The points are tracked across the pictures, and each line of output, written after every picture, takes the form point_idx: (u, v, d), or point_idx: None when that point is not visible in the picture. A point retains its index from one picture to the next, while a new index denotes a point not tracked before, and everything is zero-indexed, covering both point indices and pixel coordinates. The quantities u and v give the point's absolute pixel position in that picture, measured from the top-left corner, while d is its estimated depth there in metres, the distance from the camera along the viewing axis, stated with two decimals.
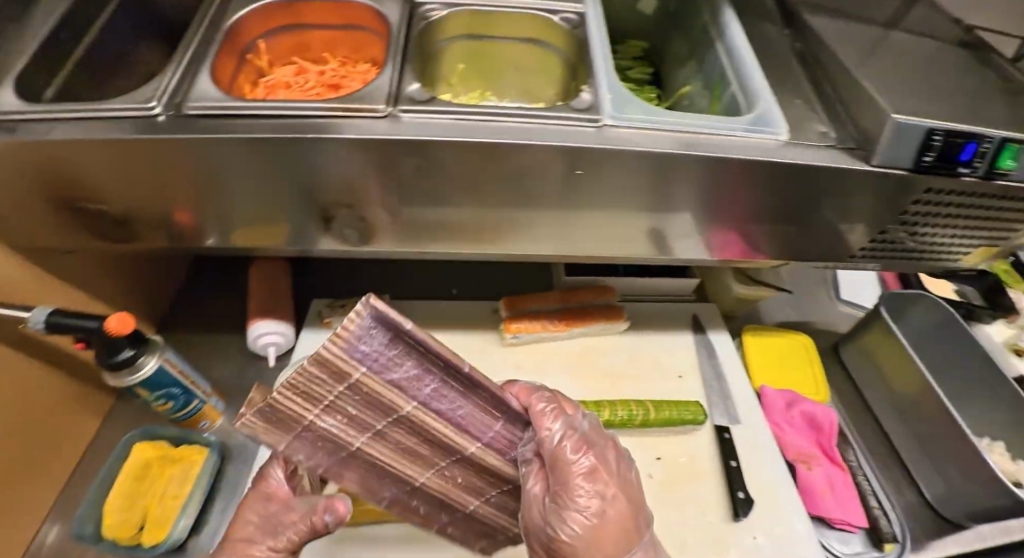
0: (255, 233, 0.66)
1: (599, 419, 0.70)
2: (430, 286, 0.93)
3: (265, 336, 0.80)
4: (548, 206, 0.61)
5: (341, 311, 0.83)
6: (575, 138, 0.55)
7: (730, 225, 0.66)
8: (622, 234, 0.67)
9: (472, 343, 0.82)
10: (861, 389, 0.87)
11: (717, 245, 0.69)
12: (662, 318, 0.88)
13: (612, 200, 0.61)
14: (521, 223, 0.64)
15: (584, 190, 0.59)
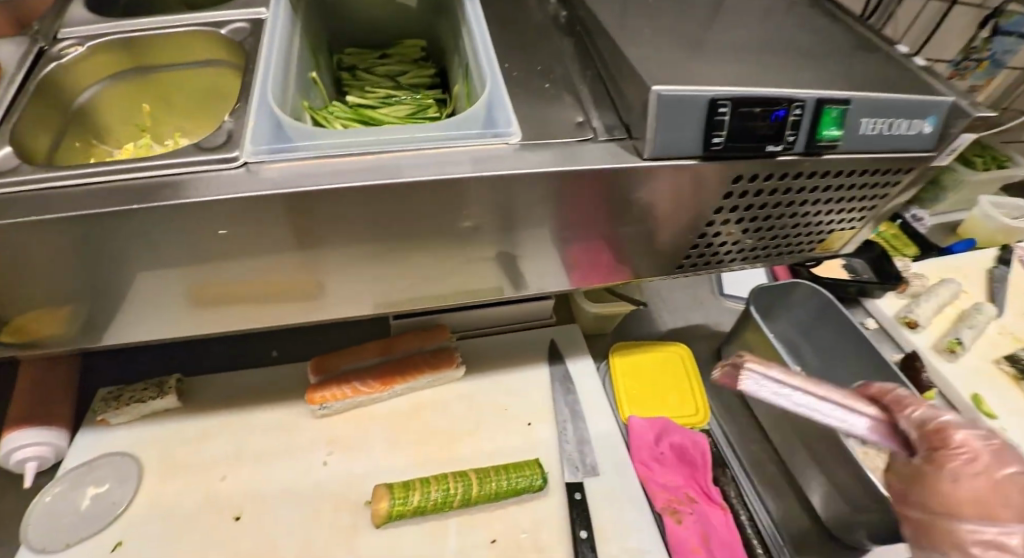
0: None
1: (410, 507, 0.58)
2: (241, 350, 0.78)
3: (22, 451, 0.64)
4: (272, 266, 0.49)
5: (116, 405, 0.68)
6: (236, 185, 0.43)
7: (587, 240, 0.53)
8: (416, 273, 0.54)
9: (281, 419, 0.69)
10: (745, 400, 0.75)
11: (584, 266, 0.57)
12: (509, 353, 0.75)
13: (353, 247, 0.49)
14: (259, 287, 0.52)
15: (299, 244, 0.47)
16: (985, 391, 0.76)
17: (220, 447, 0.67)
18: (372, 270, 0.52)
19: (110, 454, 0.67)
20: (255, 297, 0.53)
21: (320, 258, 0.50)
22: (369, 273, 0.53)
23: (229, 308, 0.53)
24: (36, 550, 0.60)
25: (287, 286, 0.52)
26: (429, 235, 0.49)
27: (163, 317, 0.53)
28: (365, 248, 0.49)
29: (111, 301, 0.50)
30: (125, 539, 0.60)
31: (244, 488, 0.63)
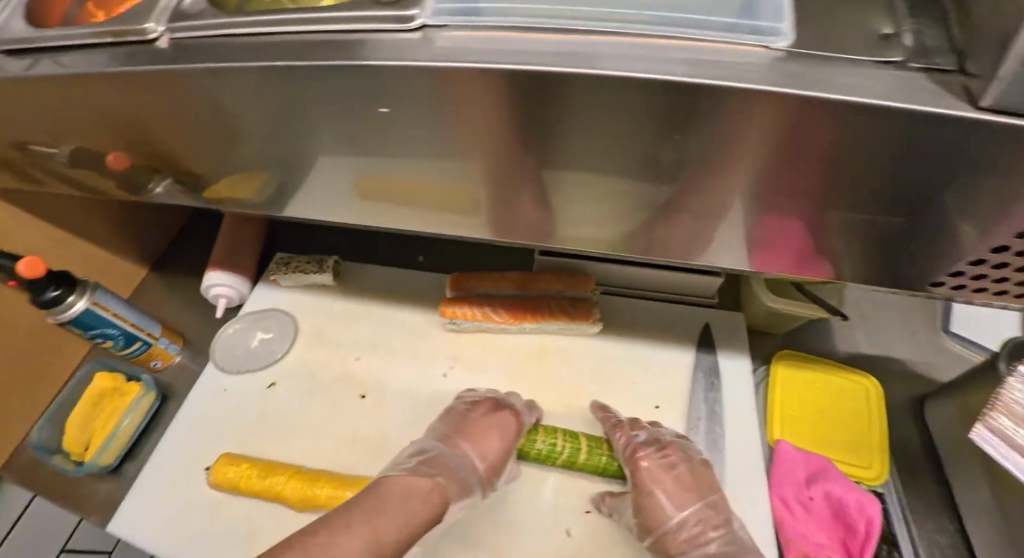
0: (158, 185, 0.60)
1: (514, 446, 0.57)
2: (398, 250, 0.82)
3: (217, 286, 0.77)
4: (422, 165, 0.44)
5: (287, 270, 0.76)
6: (405, 51, 0.36)
7: (794, 210, 0.40)
8: (572, 207, 0.46)
9: (416, 322, 0.71)
10: (944, 472, 0.59)
11: (768, 243, 0.44)
12: (655, 325, 0.67)
13: (512, 162, 0.41)
14: (405, 184, 0.47)
15: (455, 142, 0.40)
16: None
17: (360, 332, 0.71)
18: (526, 193, 0.44)
19: (277, 309, 0.76)
20: (400, 193, 0.49)
21: (457, 174, 0.44)
22: (520, 197, 0.45)
23: (389, 208, 0.52)
24: (218, 369, 0.72)
25: (436, 188, 0.47)
26: (595, 170, 0.40)
27: (324, 193, 0.53)
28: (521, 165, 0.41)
29: (286, 174, 0.51)
30: (276, 383, 0.69)
31: (371, 375, 0.67)
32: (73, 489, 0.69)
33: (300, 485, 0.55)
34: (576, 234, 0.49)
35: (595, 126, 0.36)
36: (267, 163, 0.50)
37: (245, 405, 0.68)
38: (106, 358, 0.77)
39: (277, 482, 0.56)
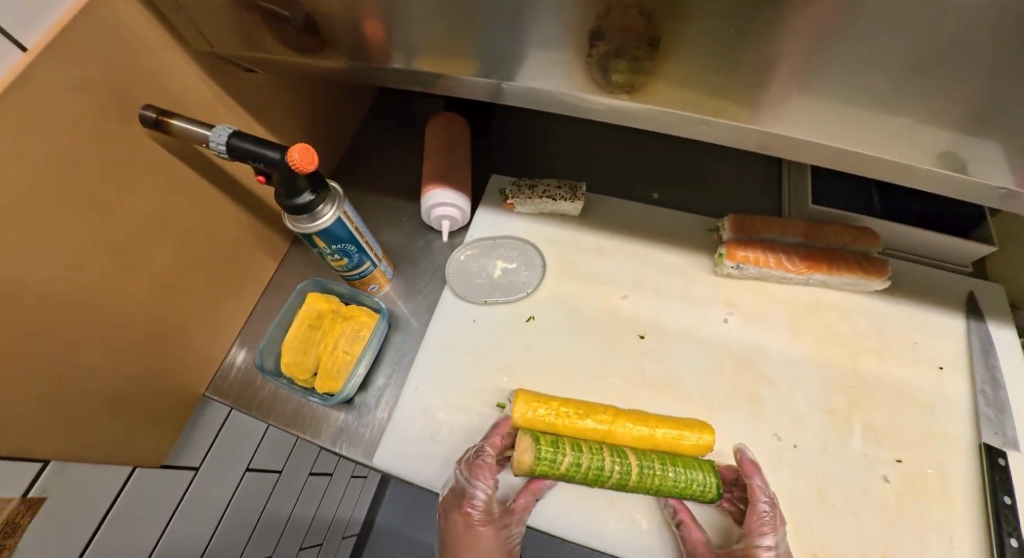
0: (464, 65, 0.51)
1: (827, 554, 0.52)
2: (626, 184, 0.77)
3: (441, 207, 0.70)
4: (858, 66, 0.40)
5: (529, 195, 0.69)
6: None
7: None
8: (952, 140, 0.44)
9: (677, 264, 0.67)
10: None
11: None
12: (922, 289, 0.67)
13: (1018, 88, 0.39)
14: (821, 90, 0.43)
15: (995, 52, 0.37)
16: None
17: (618, 269, 0.67)
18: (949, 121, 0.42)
19: (513, 237, 0.70)
20: (766, 97, 0.45)
21: (829, 56, 0.40)
22: (931, 122, 0.43)
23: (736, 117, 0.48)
24: (460, 297, 0.65)
25: (863, 100, 0.43)
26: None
27: (675, 88, 0.47)
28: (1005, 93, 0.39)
29: (668, 58, 0.44)
30: (537, 315, 0.64)
31: (643, 315, 0.63)
32: (304, 411, 0.63)
33: (653, 429, 0.53)
34: (894, 175, 0.49)
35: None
36: (667, 46, 0.43)
37: (503, 337, 0.63)
38: (316, 277, 0.67)
39: (634, 426, 0.53)
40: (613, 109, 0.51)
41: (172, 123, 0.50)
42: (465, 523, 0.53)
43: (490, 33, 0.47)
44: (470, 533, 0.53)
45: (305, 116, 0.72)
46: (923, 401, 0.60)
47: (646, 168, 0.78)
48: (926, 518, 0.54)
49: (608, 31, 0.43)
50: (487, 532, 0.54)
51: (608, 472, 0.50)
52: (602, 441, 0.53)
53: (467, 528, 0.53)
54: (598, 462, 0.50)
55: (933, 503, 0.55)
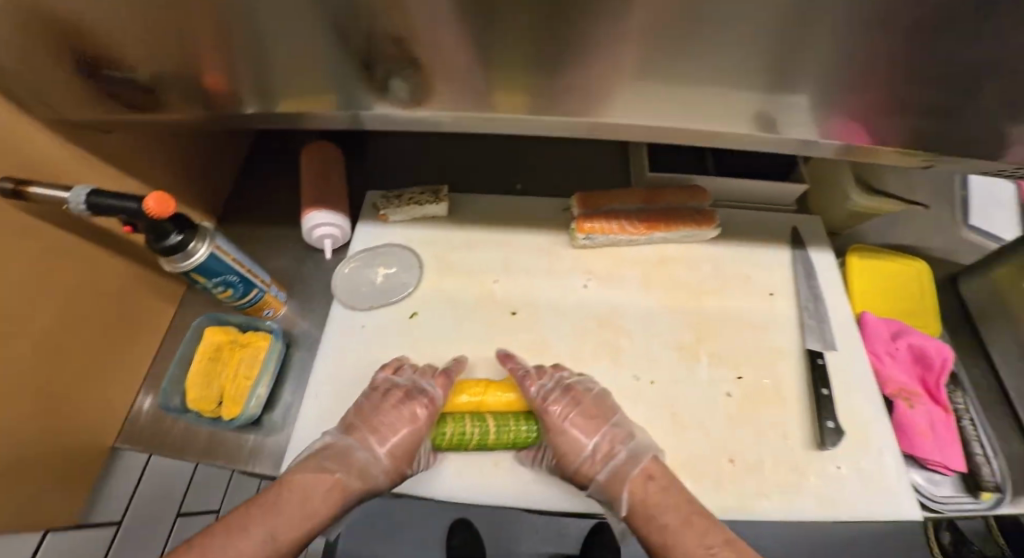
0: (302, 98, 0.57)
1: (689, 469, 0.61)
2: (492, 181, 0.84)
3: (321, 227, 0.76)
4: (618, 59, 0.49)
5: (399, 203, 0.77)
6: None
7: (846, 87, 0.50)
8: (711, 104, 0.53)
9: (541, 244, 0.75)
10: (981, 334, 0.77)
11: (810, 120, 0.55)
12: (753, 230, 0.78)
13: (741, 62, 0.48)
14: (599, 85, 0.51)
15: (712, 38, 0.46)
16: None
17: (489, 257, 0.74)
18: (705, 94, 0.52)
19: (391, 245, 0.76)
20: (561, 91, 0.53)
21: (592, 53, 0.48)
22: (694, 98, 0.52)
23: (544, 110, 0.56)
24: (348, 307, 0.71)
25: (635, 87, 0.51)
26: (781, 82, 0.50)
27: (486, 93, 0.54)
28: (737, 70, 0.48)
29: (470, 71, 0.51)
30: (418, 311, 0.70)
31: (514, 295, 0.71)
32: (216, 441, 0.66)
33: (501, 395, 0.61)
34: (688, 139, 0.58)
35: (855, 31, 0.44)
36: (464, 61, 0.50)
37: (391, 336, 0.69)
38: (211, 311, 0.70)
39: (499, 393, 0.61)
40: (444, 121, 0.58)
41: (31, 191, 0.53)
42: (398, 405, 0.59)
43: (315, 68, 0.53)
44: (397, 421, 0.58)
45: (178, 162, 0.75)
46: (758, 325, 0.71)
47: (509, 164, 0.86)
48: (762, 420, 0.64)
49: (414, 55, 0.50)
50: (408, 432, 0.58)
51: (468, 437, 0.59)
52: (442, 415, 0.60)
53: (399, 416, 0.58)
54: (461, 429, 0.59)
55: (773, 406, 0.65)
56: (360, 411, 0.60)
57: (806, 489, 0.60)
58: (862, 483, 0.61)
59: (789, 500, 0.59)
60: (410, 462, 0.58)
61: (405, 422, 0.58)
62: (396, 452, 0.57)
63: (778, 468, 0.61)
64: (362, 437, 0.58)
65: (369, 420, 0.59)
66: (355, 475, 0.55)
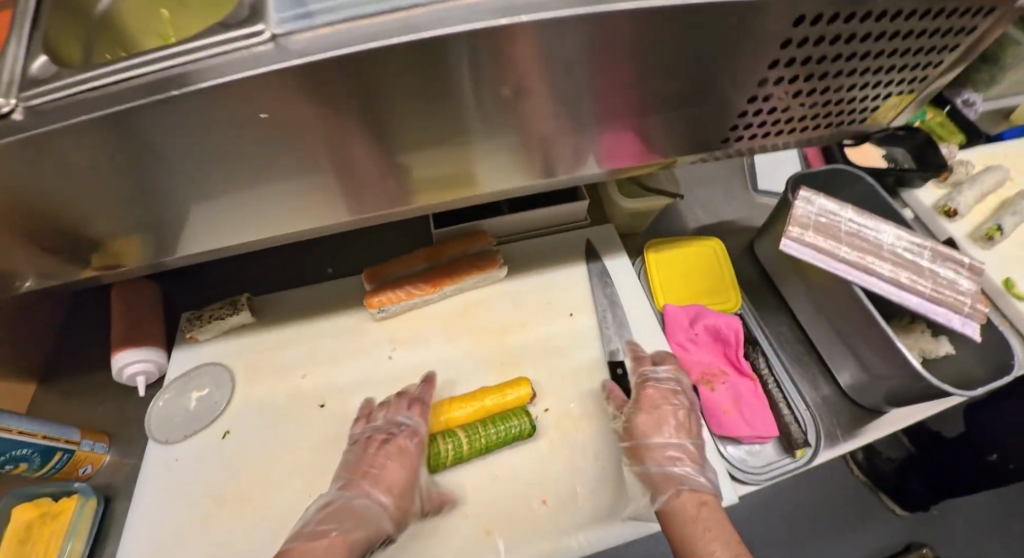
0: (45, 266, 0.59)
1: (510, 518, 0.62)
2: (302, 273, 0.86)
3: (134, 365, 0.75)
4: (294, 161, 0.51)
5: (203, 323, 0.76)
6: (370, 31, 0.43)
7: (516, 133, 0.54)
8: (417, 173, 0.56)
9: (346, 325, 0.77)
10: (782, 293, 0.82)
11: (513, 163, 0.58)
12: (547, 255, 0.80)
13: (422, 137, 0.52)
14: (310, 185, 0.55)
15: (379, 126, 0.49)
16: (1017, 274, 0.78)
17: (298, 352, 0.75)
18: (410, 168, 0.55)
19: (204, 365, 0.76)
20: (267, 197, 0.55)
21: (264, 162, 0.51)
22: (405, 175, 0.56)
23: (261, 215, 0.58)
24: (158, 444, 0.70)
25: (343, 178, 0.55)
26: (471, 144, 0.54)
27: (198, 214, 0.56)
28: (423, 144, 0.53)
29: (166, 198, 0.53)
30: (231, 429, 0.70)
31: (322, 384, 0.72)
32: None
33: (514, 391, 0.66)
34: (425, 205, 0.62)
35: (497, 89, 0.49)
36: (155, 194, 0.52)
37: (203, 461, 0.68)
38: (18, 486, 0.67)
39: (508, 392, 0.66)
40: (200, 244, 0.61)
41: None
42: (349, 525, 0.57)
43: (29, 238, 0.54)
44: (387, 461, 0.62)
45: None
46: (559, 347, 0.73)
47: (315, 250, 0.88)
48: (572, 445, 0.66)
49: (106, 200, 0.52)
50: (401, 469, 0.61)
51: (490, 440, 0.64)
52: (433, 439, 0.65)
53: (388, 453, 0.62)
54: (486, 435, 0.63)
55: (580, 423, 0.67)
56: (347, 467, 0.62)
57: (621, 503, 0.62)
58: None
59: (605, 519, 0.61)
60: (408, 506, 0.60)
61: (396, 460, 0.62)
62: (393, 493, 0.60)
63: (593, 486, 0.63)
64: (368, 492, 0.60)
65: (358, 469, 0.62)
66: (361, 530, 0.56)
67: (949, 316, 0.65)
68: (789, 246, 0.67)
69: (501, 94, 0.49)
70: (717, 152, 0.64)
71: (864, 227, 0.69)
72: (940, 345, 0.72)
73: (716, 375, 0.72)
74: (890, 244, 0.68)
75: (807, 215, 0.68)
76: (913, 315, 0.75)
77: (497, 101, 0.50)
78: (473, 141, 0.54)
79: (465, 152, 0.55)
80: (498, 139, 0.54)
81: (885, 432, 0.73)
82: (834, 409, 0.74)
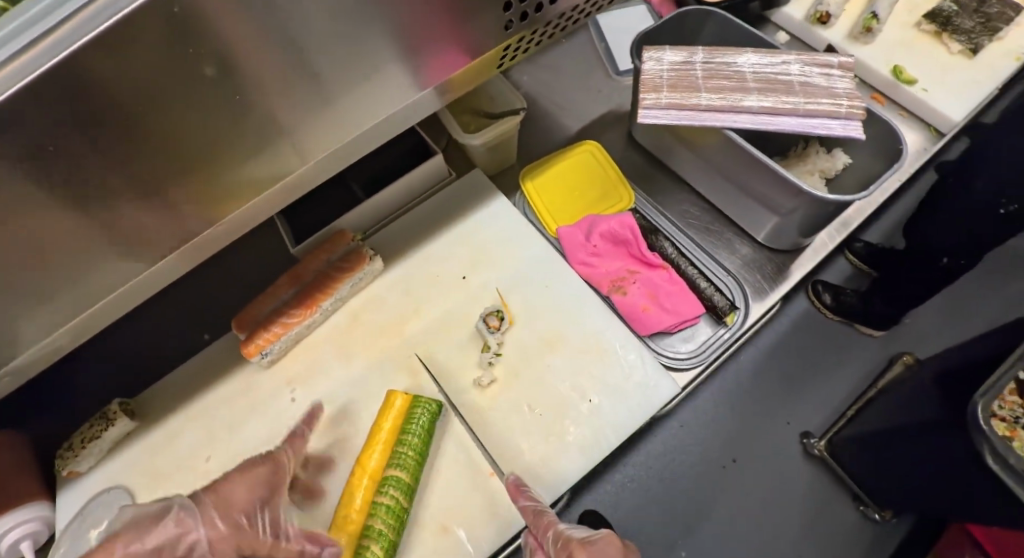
0: None
1: (463, 509, 0.56)
2: (176, 346, 0.76)
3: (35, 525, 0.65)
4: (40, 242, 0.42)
5: (76, 451, 0.66)
6: (27, 55, 0.33)
7: (290, 105, 0.45)
8: (207, 192, 0.48)
9: (236, 384, 0.68)
10: (673, 170, 0.77)
11: (308, 136, 0.50)
12: (420, 227, 0.73)
13: (177, 149, 0.43)
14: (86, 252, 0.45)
15: (119, 158, 0.40)
16: (902, 59, 0.80)
17: (193, 437, 0.66)
18: (194, 188, 0.47)
19: (96, 496, 0.66)
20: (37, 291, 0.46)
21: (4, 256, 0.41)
22: (195, 195, 0.48)
23: (43, 310, 0.48)
24: None
25: (123, 229, 0.46)
26: (249, 134, 0.46)
27: None
28: (189, 158, 0.44)
29: None
30: None
31: (230, 459, 0.64)
32: None
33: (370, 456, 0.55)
34: (236, 216, 0.53)
35: (237, 64, 0.39)
36: None
37: None
38: None
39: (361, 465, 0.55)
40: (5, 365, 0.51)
41: None
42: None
43: None
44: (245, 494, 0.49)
45: None
46: (464, 316, 0.66)
47: (178, 316, 0.77)
48: (503, 408, 0.60)
49: None
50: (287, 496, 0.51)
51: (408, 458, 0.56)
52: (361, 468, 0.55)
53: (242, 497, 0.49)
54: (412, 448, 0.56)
55: (509, 383, 0.62)
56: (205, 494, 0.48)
57: (568, 446, 0.58)
58: (613, 402, 0.60)
59: (558, 471, 0.57)
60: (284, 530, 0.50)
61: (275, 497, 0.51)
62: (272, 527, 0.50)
63: (536, 440, 0.58)
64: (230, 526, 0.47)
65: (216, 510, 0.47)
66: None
67: (829, 124, 0.61)
68: (647, 116, 0.62)
69: (243, 66, 0.40)
70: (528, 30, 0.57)
71: (720, 64, 0.64)
72: (837, 158, 0.68)
73: (628, 275, 0.67)
74: (749, 70, 0.63)
75: (658, 75, 0.63)
76: (804, 138, 0.70)
77: (244, 77, 0.40)
78: (250, 131, 0.45)
79: (247, 145, 0.47)
80: (275, 118, 0.46)
81: (809, 267, 0.71)
82: (758, 263, 0.71)
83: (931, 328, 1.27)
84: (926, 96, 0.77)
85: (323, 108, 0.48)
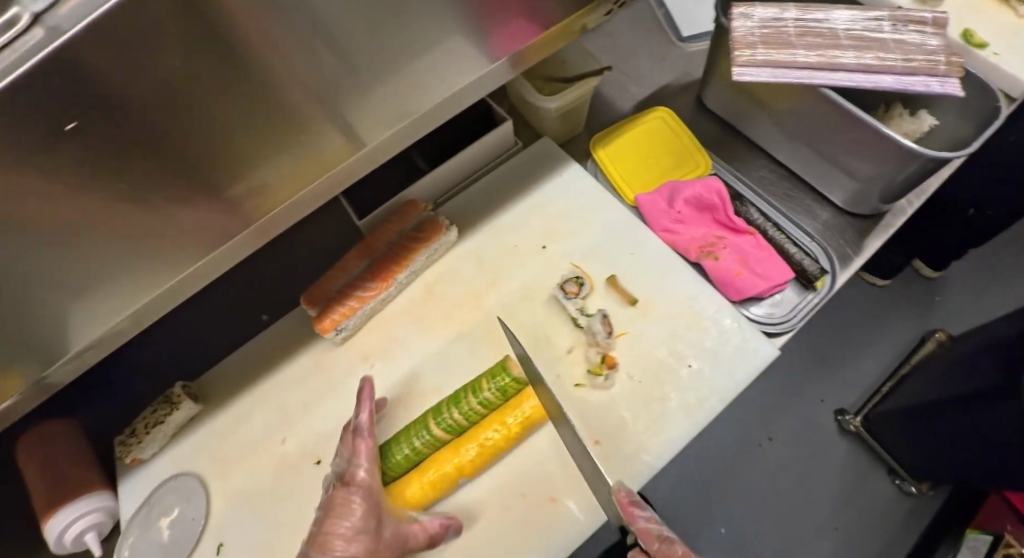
0: None
1: (574, 479, 0.54)
2: (235, 328, 0.73)
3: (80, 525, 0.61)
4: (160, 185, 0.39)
5: (142, 437, 0.62)
6: None
7: (414, 48, 0.43)
8: (319, 140, 0.45)
9: (307, 362, 0.65)
10: (748, 136, 0.75)
11: (418, 89, 0.47)
12: (493, 197, 0.70)
13: (298, 91, 0.39)
14: (191, 207, 0.42)
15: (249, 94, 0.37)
16: (970, 22, 0.80)
17: (265, 418, 0.63)
18: (299, 140, 0.44)
19: (164, 483, 0.62)
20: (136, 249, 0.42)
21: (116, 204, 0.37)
22: (307, 144, 0.45)
23: (135, 275, 0.44)
24: None
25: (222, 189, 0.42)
26: (365, 82, 0.42)
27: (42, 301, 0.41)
28: (308, 100, 0.41)
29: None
30: (224, 540, 0.59)
31: (308, 439, 0.61)
32: None
33: (521, 410, 0.52)
34: (316, 185, 0.50)
35: None
36: None
37: None
38: None
39: (484, 437, 0.52)
40: (86, 333, 0.47)
41: None
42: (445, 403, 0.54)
43: None
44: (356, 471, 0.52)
45: None
46: (548, 285, 0.64)
47: (237, 297, 0.74)
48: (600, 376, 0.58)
49: None
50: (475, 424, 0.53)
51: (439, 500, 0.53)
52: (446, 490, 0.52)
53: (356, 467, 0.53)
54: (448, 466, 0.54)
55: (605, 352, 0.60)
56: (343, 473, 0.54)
57: (672, 412, 0.56)
58: (713, 367, 0.58)
59: (664, 436, 0.55)
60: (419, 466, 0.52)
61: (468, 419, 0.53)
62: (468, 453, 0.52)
63: (638, 408, 0.57)
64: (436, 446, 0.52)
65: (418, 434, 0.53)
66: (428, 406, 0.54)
67: (927, 82, 0.60)
68: (742, 74, 0.60)
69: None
70: None
71: (812, 21, 0.62)
72: (923, 121, 0.68)
73: (716, 242, 0.65)
74: (844, 23, 0.62)
75: (749, 32, 0.61)
76: (886, 101, 0.69)
77: (379, 13, 0.37)
78: (372, 77, 0.42)
79: (363, 91, 0.43)
80: (397, 61, 0.43)
81: (889, 231, 0.70)
82: (839, 229, 0.70)
83: (965, 304, 1.28)
84: (998, 60, 0.77)
85: (439, 55, 0.45)
